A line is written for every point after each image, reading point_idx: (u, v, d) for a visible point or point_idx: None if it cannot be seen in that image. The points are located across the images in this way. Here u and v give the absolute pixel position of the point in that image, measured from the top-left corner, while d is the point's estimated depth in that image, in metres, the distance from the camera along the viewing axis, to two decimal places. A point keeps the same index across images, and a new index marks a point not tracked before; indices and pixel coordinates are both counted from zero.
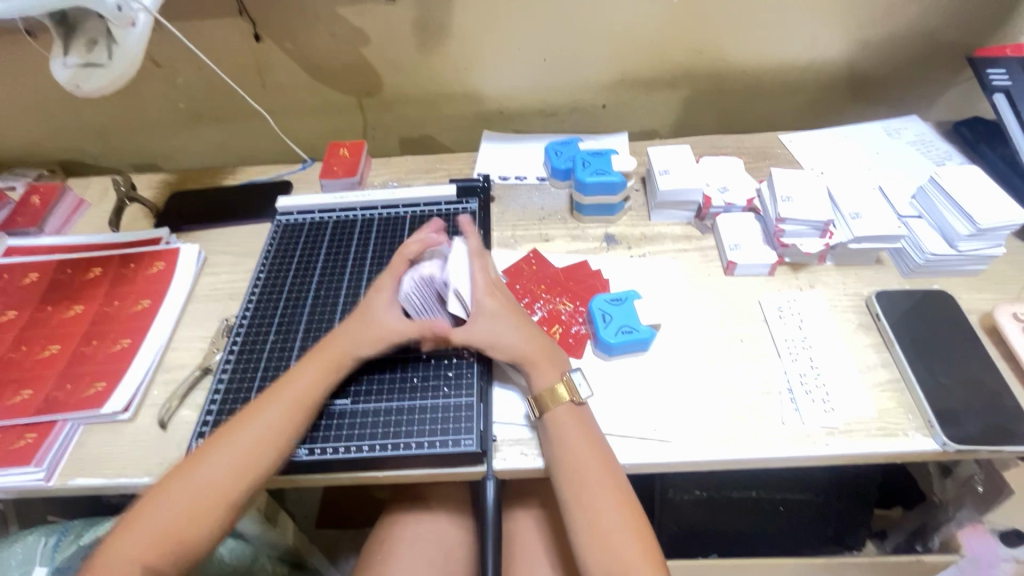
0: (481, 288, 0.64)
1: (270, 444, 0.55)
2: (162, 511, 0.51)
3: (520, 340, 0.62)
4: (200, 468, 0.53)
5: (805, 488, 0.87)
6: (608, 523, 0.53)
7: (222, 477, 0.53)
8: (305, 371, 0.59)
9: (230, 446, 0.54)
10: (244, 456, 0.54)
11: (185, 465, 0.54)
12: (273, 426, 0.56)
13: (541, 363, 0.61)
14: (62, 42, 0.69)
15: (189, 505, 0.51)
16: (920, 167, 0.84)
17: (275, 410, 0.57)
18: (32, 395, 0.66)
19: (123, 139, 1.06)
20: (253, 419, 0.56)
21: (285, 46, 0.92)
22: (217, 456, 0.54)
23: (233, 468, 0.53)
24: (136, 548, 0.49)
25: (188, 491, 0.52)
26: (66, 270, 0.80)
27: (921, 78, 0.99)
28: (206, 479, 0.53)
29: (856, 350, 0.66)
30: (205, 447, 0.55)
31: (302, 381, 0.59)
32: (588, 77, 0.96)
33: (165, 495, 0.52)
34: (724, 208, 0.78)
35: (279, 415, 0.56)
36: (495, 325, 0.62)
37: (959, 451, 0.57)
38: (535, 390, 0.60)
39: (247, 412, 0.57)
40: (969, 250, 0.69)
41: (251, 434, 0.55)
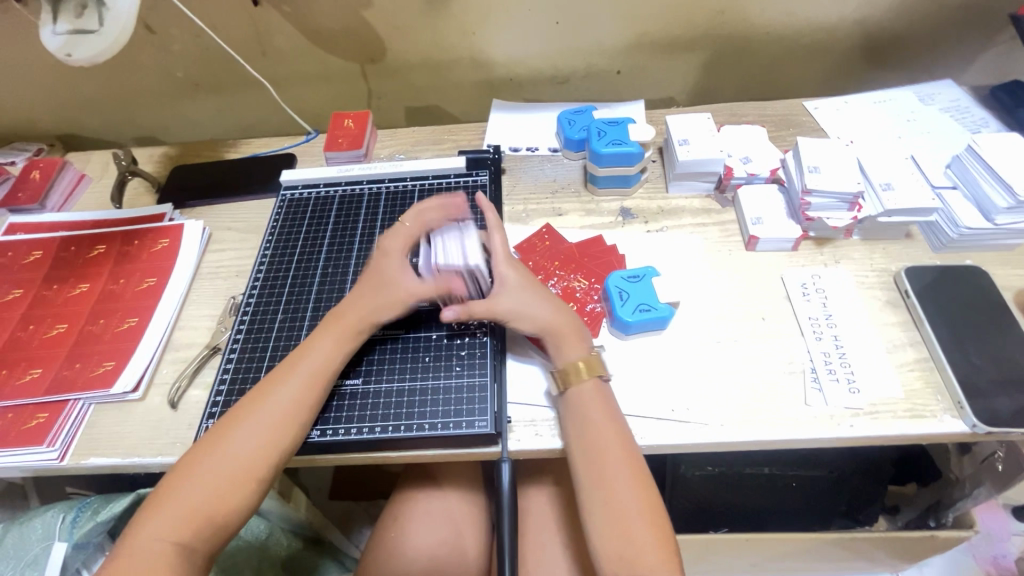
0: (500, 260, 0.62)
1: (289, 420, 0.54)
2: (188, 490, 0.50)
3: (551, 313, 0.60)
4: (224, 445, 0.52)
5: (819, 465, 0.86)
6: (625, 506, 0.52)
7: (247, 453, 0.52)
8: (319, 344, 0.58)
9: (251, 423, 0.53)
10: (267, 432, 0.53)
11: (207, 442, 0.53)
12: (294, 400, 0.55)
13: (569, 335, 0.59)
14: (50, 8, 0.65)
15: (216, 481, 0.51)
16: (954, 135, 0.80)
17: (292, 385, 0.55)
18: (42, 374, 0.65)
19: (123, 111, 1.03)
20: (269, 397, 0.55)
21: (283, 10, 0.87)
22: (239, 432, 0.53)
23: (256, 444, 0.52)
24: (164, 527, 0.49)
25: (213, 467, 0.51)
26: (70, 247, 0.79)
27: (956, 40, 0.93)
28: (231, 455, 0.52)
29: (881, 328, 0.64)
30: (225, 423, 0.54)
31: (317, 354, 0.57)
32: (602, 40, 0.91)
33: (189, 474, 0.51)
34: (746, 179, 0.75)
35: (294, 392, 0.55)
36: (523, 296, 0.60)
37: (990, 433, 0.55)
38: (558, 366, 0.59)
39: (262, 389, 0.56)
40: (1006, 224, 0.66)
41: (272, 409, 0.54)
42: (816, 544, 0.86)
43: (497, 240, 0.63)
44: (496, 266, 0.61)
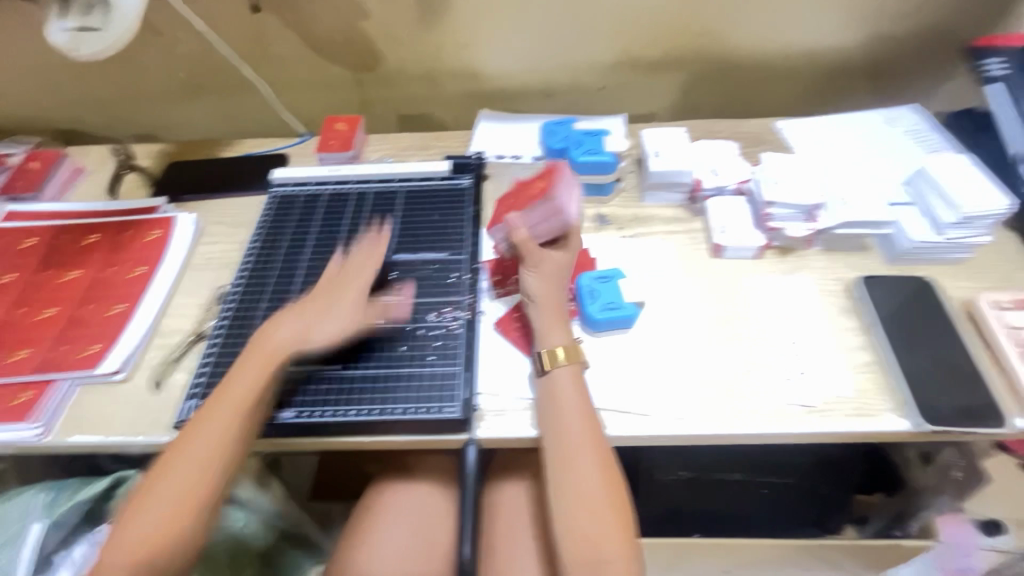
0: (563, 248, 0.68)
1: (224, 439, 0.54)
2: (141, 520, 0.51)
3: (555, 299, 0.65)
4: (171, 471, 0.53)
5: (787, 472, 0.90)
6: (590, 488, 0.55)
7: (188, 476, 0.52)
8: (243, 368, 0.58)
9: (190, 449, 0.54)
10: (202, 455, 0.53)
11: (154, 476, 0.53)
12: (227, 421, 0.55)
13: (556, 322, 0.63)
14: (59, 7, 0.70)
15: (165, 507, 0.51)
16: (913, 156, 0.84)
17: (223, 411, 0.56)
18: (30, 354, 0.67)
19: (124, 109, 1.06)
20: (204, 422, 0.55)
21: (283, 17, 0.92)
22: (184, 459, 0.53)
23: (195, 466, 0.53)
24: (123, 556, 0.49)
25: (162, 495, 0.52)
26: (65, 235, 0.81)
27: (921, 67, 0.98)
28: (178, 478, 0.52)
29: (837, 332, 0.67)
30: (167, 454, 0.54)
31: (241, 380, 0.57)
32: (586, 57, 0.96)
33: (138, 507, 0.51)
34: (715, 191, 0.79)
35: (224, 414, 0.55)
36: (551, 276, 0.66)
37: (933, 432, 0.58)
38: (542, 350, 0.62)
39: (196, 418, 0.56)
40: (955, 238, 0.70)
41: (207, 434, 0.55)
42: (785, 551, 0.89)
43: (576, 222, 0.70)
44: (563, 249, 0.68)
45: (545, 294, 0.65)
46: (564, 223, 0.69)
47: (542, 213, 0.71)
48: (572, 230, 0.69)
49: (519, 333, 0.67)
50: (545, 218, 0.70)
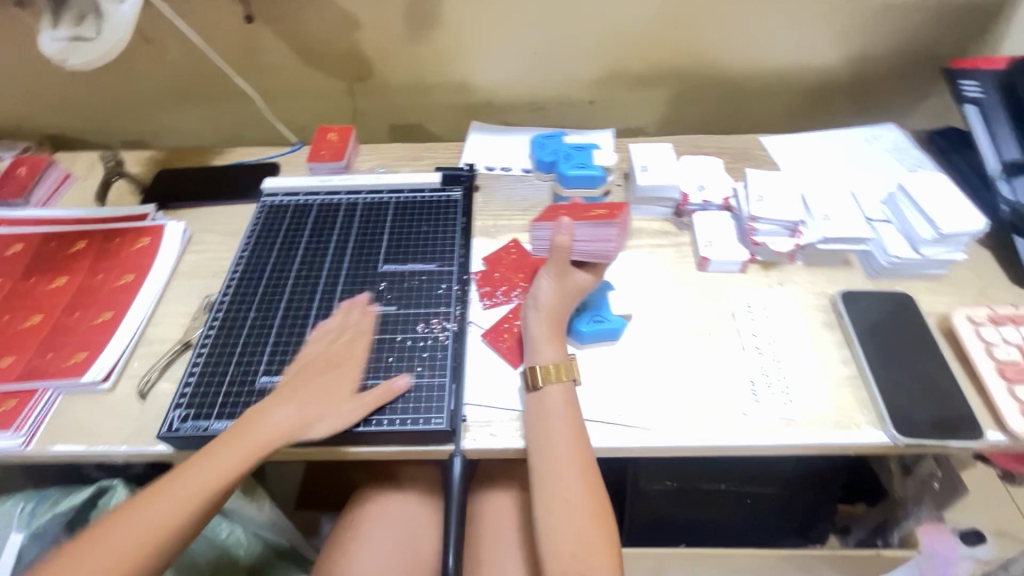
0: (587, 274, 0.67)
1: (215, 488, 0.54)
2: (99, 553, 0.50)
3: (556, 318, 0.65)
4: (125, 526, 0.51)
5: (772, 482, 0.89)
6: (573, 501, 0.56)
7: (165, 517, 0.52)
8: (224, 448, 0.56)
9: (179, 487, 0.54)
10: (188, 498, 0.53)
11: (131, 505, 0.53)
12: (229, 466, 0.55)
13: (552, 338, 0.64)
14: (51, 15, 0.70)
15: (128, 545, 0.51)
16: (893, 174, 0.86)
17: (188, 490, 0.54)
18: (13, 362, 0.67)
19: (114, 115, 1.06)
20: (205, 460, 0.55)
21: (275, 28, 0.93)
22: (138, 517, 0.52)
23: (178, 508, 0.53)
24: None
25: (108, 548, 0.50)
26: (52, 242, 0.81)
27: (901, 86, 1.01)
28: (140, 526, 0.52)
29: (818, 346, 0.68)
30: (154, 486, 0.54)
31: (220, 462, 0.55)
32: (576, 72, 0.97)
33: (104, 535, 0.51)
34: (701, 206, 0.81)
35: (229, 460, 0.55)
36: (561, 298, 0.65)
37: (909, 445, 0.60)
38: (535, 364, 0.63)
39: (202, 452, 0.56)
40: (930, 255, 0.72)
41: (200, 476, 0.54)
42: (769, 561, 0.90)
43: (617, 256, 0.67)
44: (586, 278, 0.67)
45: (548, 306, 0.65)
46: (609, 253, 0.65)
47: (598, 240, 0.65)
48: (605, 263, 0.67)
49: (512, 340, 0.68)
50: (592, 243, 0.65)
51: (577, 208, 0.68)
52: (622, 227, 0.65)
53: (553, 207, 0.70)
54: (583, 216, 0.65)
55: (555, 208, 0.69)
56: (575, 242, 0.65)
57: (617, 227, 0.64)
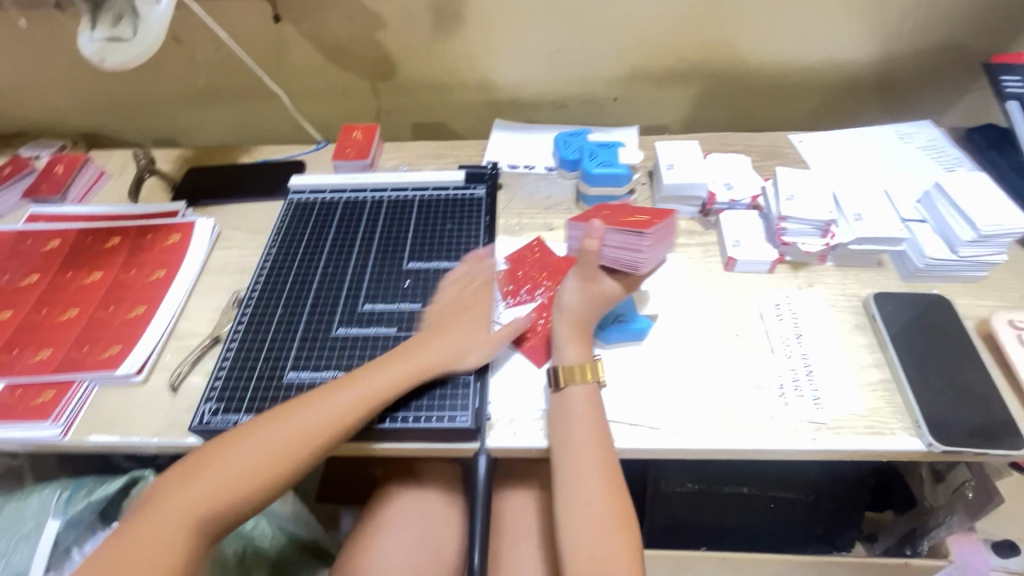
0: (615, 283, 0.65)
1: (317, 433, 0.56)
2: (202, 480, 0.52)
3: (581, 319, 0.65)
4: (258, 438, 0.55)
5: (797, 487, 0.88)
6: (596, 503, 0.55)
7: (264, 454, 0.54)
8: (390, 365, 0.61)
9: (281, 427, 0.55)
10: (291, 437, 0.55)
11: (233, 438, 0.55)
12: (333, 411, 0.57)
13: (575, 339, 0.64)
14: (90, 17, 0.72)
15: (233, 475, 0.52)
16: (929, 172, 0.84)
17: (346, 401, 0.58)
18: (52, 354, 0.69)
19: (145, 114, 1.08)
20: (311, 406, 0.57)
21: (302, 27, 0.94)
22: (272, 432, 0.55)
23: (277, 446, 0.54)
24: (174, 509, 0.50)
25: (237, 458, 0.53)
26: (87, 238, 0.83)
27: (937, 82, 0.98)
28: (244, 457, 0.53)
29: (850, 350, 0.67)
30: (258, 422, 0.56)
31: (384, 376, 0.60)
32: (600, 69, 0.97)
33: (208, 463, 0.53)
34: (728, 205, 0.80)
35: (335, 408, 0.57)
36: (588, 302, 0.64)
37: (945, 452, 0.58)
38: (559, 364, 0.63)
39: (309, 396, 0.58)
40: (969, 256, 0.70)
41: (305, 418, 0.56)
42: (792, 567, 0.88)
43: (651, 267, 0.64)
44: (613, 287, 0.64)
45: (572, 309, 0.65)
46: (636, 264, 0.63)
47: (628, 249, 0.63)
48: (637, 274, 0.64)
49: (539, 339, 0.68)
50: (622, 251, 0.63)
51: (620, 211, 0.65)
52: (652, 240, 0.62)
53: (606, 203, 0.68)
54: (621, 220, 0.63)
55: (603, 207, 0.68)
56: (604, 246, 0.64)
57: (645, 240, 0.61)
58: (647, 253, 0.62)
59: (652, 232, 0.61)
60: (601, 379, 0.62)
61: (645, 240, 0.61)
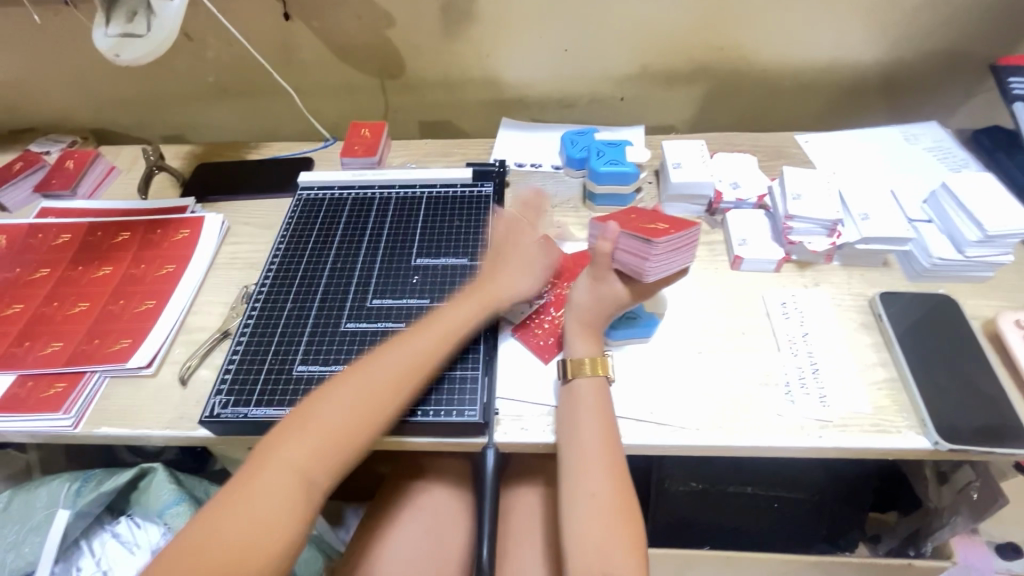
0: (623, 288, 0.64)
1: (404, 378, 0.58)
2: (305, 438, 0.52)
3: (591, 317, 0.65)
4: (359, 382, 0.57)
5: (800, 487, 0.88)
6: (603, 498, 0.55)
7: (360, 406, 0.55)
8: (462, 304, 0.66)
9: (368, 378, 0.57)
10: (385, 386, 0.57)
11: (320, 398, 0.56)
12: (414, 358, 0.60)
13: (585, 335, 0.64)
14: (104, 12, 0.73)
15: (334, 430, 0.53)
16: (935, 173, 0.84)
17: (429, 338, 0.62)
18: (63, 347, 0.70)
19: (155, 111, 1.09)
20: (392, 352, 0.60)
21: (312, 25, 0.94)
22: (372, 375, 0.57)
23: (370, 396, 0.56)
24: (284, 471, 0.50)
25: (344, 404, 0.55)
26: (97, 233, 0.84)
27: (944, 84, 0.98)
28: (338, 412, 0.54)
29: (856, 349, 0.67)
30: (342, 378, 0.57)
31: (458, 313, 0.65)
32: (608, 68, 0.97)
33: (302, 425, 0.53)
34: (734, 204, 0.80)
35: (414, 354, 0.60)
36: (597, 301, 0.64)
37: (951, 451, 0.58)
38: (568, 357, 0.63)
39: (387, 346, 0.61)
40: (975, 256, 0.70)
41: (391, 365, 0.59)
42: (795, 567, 0.88)
43: (661, 277, 0.63)
44: (620, 291, 0.64)
45: (581, 307, 0.65)
46: (642, 271, 0.62)
47: (637, 257, 0.62)
48: (645, 283, 0.63)
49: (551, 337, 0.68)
50: (630, 257, 0.62)
51: (646, 218, 0.65)
52: (659, 250, 0.60)
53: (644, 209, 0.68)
54: (637, 226, 0.62)
55: (635, 211, 0.67)
56: (617, 250, 0.64)
57: (650, 248, 0.60)
58: (653, 263, 0.61)
59: (661, 244, 0.59)
60: (611, 374, 0.62)
61: (652, 252, 0.60)
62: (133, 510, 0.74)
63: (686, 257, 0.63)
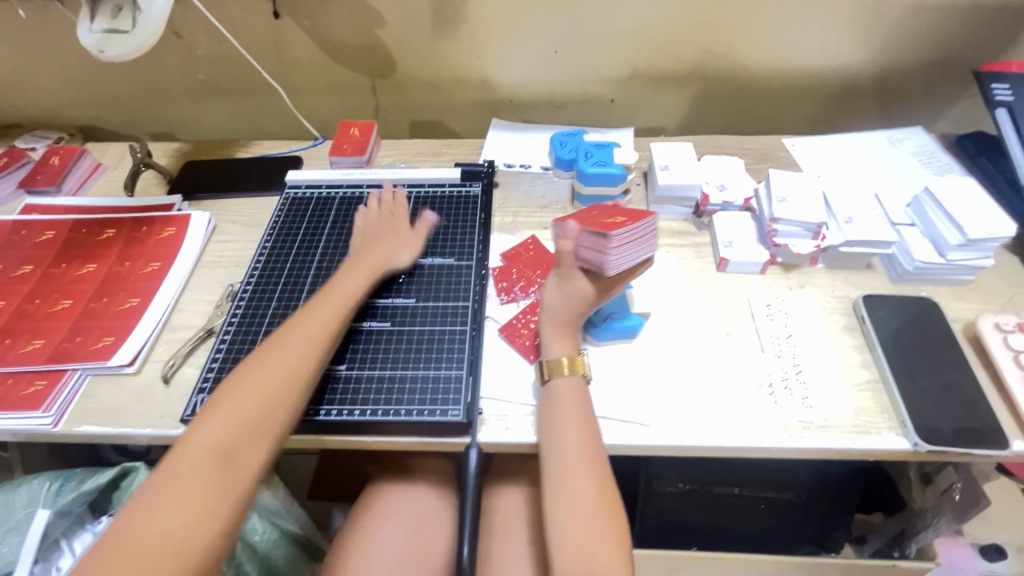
0: (586, 284, 0.64)
1: (305, 356, 0.58)
2: (208, 431, 0.51)
3: (562, 317, 0.65)
4: (259, 364, 0.56)
5: (787, 488, 0.88)
6: (585, 498, 0.55)
7: (260, 388, 0.54)
8: (348, 278, 0.67)
9: (266, 361, 0.57)
10: (282, 367, 0.56)
11: (223, 390, 0.54)
12: (308, 336, 0.60)
13: (561, 336, 0.65)
14: (89, 8, 0.72)
15: (234, 416, 0.52)
16: (918, 177, 0.85)
17: (326, 308, 0.63)
18: (44, 345, 0.69)
19: (143, 108, 1.08)
20: (289, 332, 0.60)
21: (302, 23, 0.94)
22: (272, 356, 0.57)
23: (271, 378, 0.55)
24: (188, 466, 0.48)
25: (247, 380, 0.55)
26: (81, 230, 0.83)
27: (930, 90, 1.00)
28: (239, 399, 0.53)
29: (839, 350, 0.67)
30: (242, 367, 0.57)
31: (345, 288, 0.66)
32: (598, 70, 0.97)
33: (203, 420, 0.52)
34: (721, 206, 0.80)
35: (308, 332, 0.60)
36: (564, 300, 0.65)
37: (931, 452, 0.58)
38: (546, 358, 0.64)
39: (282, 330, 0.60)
40: (958, 260, 0.71)
41: (290, 344, 0.58)
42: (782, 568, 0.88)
43: (622, 270, 0.63)
44: (585, 287, 0.64)
45: (552, 308, 0.65)
46: (604, 266, 0.62)
47: (597, 252, 0.62)
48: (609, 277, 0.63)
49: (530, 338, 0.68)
50: (592, 253, 0.62)
51: (605, 213, 0.65)
52: (616, 243, 0.60)
53: (604, 204, 0.68)
54: (595, 222, 0.62)
55: (597, 208, 0.67)
56: (579, 248, 0.63)
57: (607, 242, 0.60)
58: (614, 258, 0.61)
59: (614, 237, 0.59)
60: (588, 373, 0.63)
61: (609, 245, 0.60)
62: (115, 509, 0.73)
63: (647, 247, 0.63)
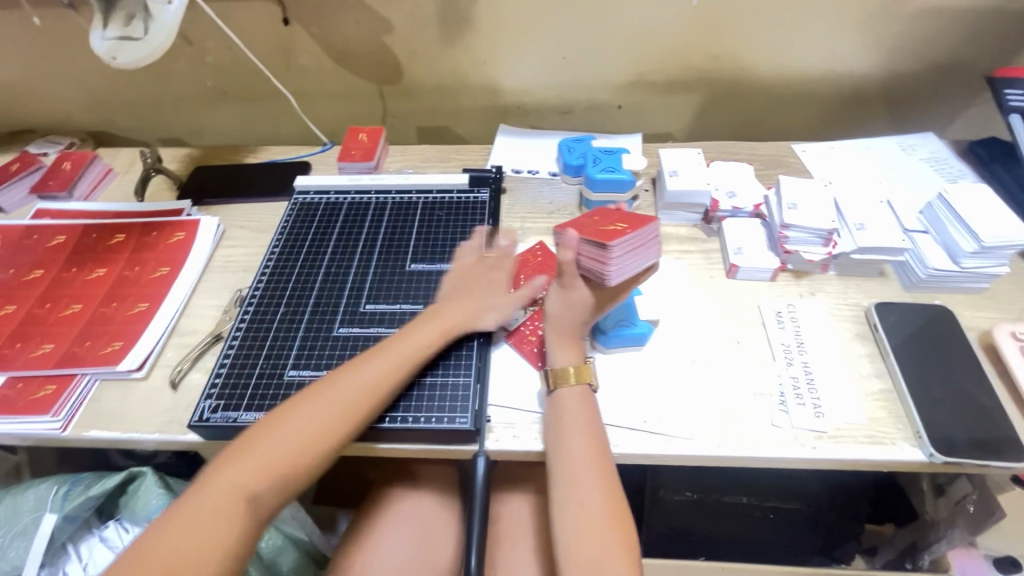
0: (586, 292, 0.63)
1: (352, 411, 0.56)
2: (237, 467, 0.51)
3: (565, 327, 0.64)
4: (301, 410, 0.55)
5: (796, 498, 0.87)
6: (593, 509, 0.55)
7: (300, 438, 0.53)
8: (416, 333, 0.63)
9: (312, 411, 0.55)
10: (327, 419, 0.55)
11: (263, 427, 0.54)
12: (360, 390, 0.57)
13: (564, 346, 0.64)
14: (102, 15, 0.73)
15: (268, 461, 0.51)
16: (930, 183, 0.84)
17: (387, 358, 0.60)
18: (54, 349, 0.69)
19: (154, 114, 1.09)
20: (340, 382, 0.57)
21: (311, 30, 0.95)
22: (315, 403, 0.56)
23: (314, 428, 0.54)
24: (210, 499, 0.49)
25: (291, 434, 0.53)
26: (92, 235, 0.83)
27: (940, 95, 0.99)
28: (277, 442, 0.53)
29: (851, 359, 0.67)
30: (288, 408, 0.56)
31: (417, 340, 0.63)
32: (606, 76, 0.97)
33: (237, 454, 0.52)
34: (730, 212, 0.80)
35: (361, 386, 0.58)
36: (565, 310, 0.64)
37: (946, 463, 0.57)
38: (552, 367, 0.63)
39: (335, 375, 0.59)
40: (972, 268, 0.70)
41: (338, 396, 0.56)
42: None
43: (623, 278, 0.62)
44: (584, 295, 0.63)
45: (554, 317, 0.64)
46: (604, 276, 0.60)
47: (597, 261, 0.60)
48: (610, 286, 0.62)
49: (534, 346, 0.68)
50: (592, 262, 0.61)
51: (605, 218, 0.63)
52: (617, 252, 0.59)
53: (603, 208, 0.66)
54: (594, 230, 0.61)
55: (596, 212, 0.65)
56: (578, 256, 0.62)
57: (608, 253, 0.58)
58: (615, 267, 0.60)
59: (615, 245, 0.58)
60: (594, 381, 0.62)
61: (609, 254, 0.59)
62: (122, 514, 0.73)
63: (648, 254, 0.62)
